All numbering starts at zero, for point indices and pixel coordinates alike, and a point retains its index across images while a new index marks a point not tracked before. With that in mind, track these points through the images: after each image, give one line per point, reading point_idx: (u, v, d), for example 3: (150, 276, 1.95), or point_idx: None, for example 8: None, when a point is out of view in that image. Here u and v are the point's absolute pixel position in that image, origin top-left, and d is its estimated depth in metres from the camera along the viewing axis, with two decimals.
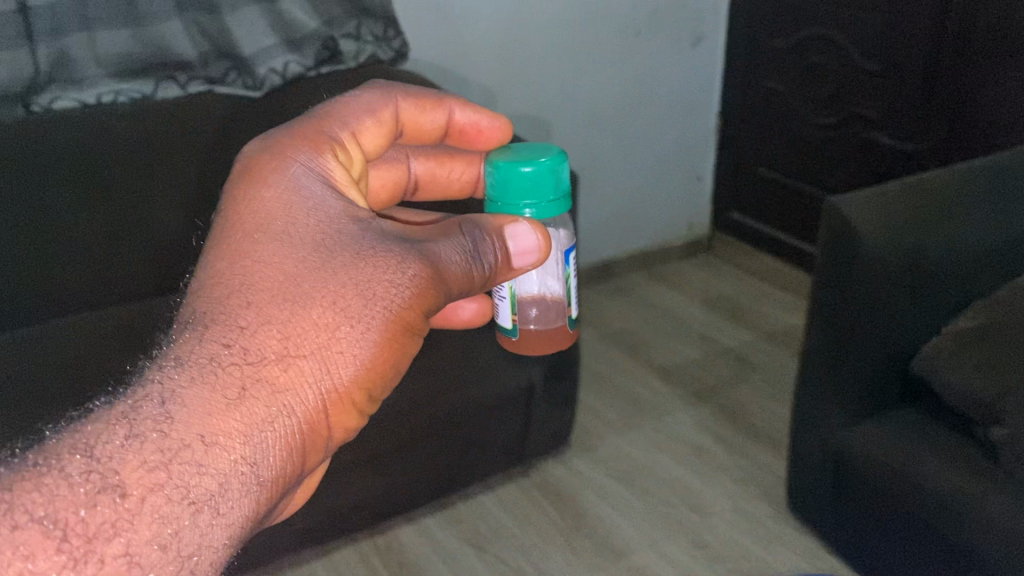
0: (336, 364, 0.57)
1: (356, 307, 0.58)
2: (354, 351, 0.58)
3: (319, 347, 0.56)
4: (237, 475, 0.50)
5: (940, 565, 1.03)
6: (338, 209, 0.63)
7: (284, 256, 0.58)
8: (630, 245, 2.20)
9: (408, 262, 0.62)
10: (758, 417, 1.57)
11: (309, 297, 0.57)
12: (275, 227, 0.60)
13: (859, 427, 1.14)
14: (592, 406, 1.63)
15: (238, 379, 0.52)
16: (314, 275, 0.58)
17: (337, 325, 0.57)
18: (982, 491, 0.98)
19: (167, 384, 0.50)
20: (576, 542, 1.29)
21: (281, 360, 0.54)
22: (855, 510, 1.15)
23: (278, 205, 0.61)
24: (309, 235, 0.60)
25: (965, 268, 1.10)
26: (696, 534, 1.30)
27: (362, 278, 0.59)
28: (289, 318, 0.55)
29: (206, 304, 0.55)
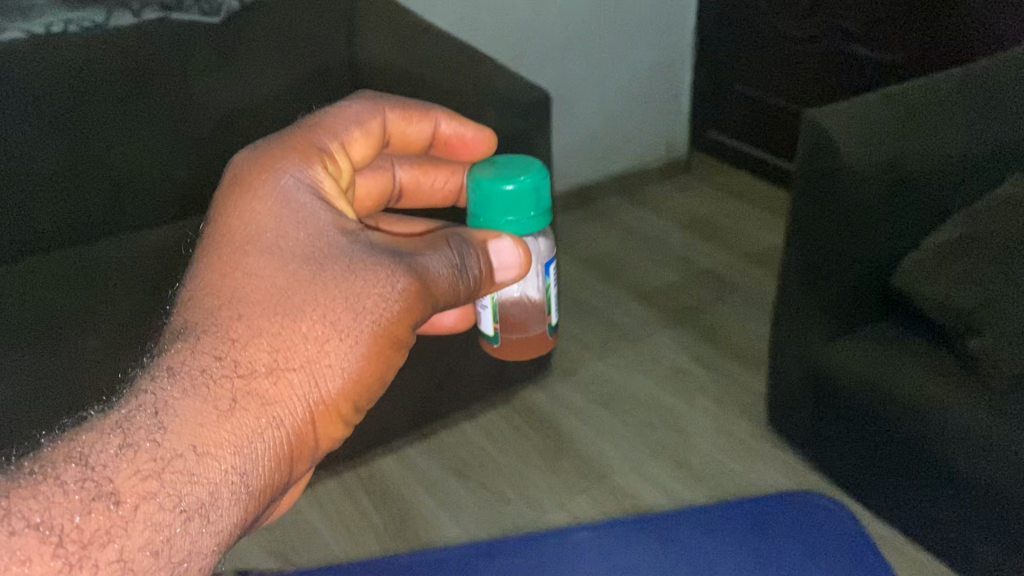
0: (324, 378, 0.52)
1: (345, 317, 0.54)
2: (342, 364, 0.54)
3: (308, 360, 0.52)
4: (227, 490, 0.46)
5: (929, 478, 1.03)
6: (329, 219, 0.58)
7: (273, 270, 0.53)
8: (610, 168, 2.16)
9: (399, 274, 0.57)
10: (739, 337, 1.57)
11: (299, 309, 0.52)
12: (264, 240, 0.55)
13: (838, 343, 1.14)
14: (572, 330, 1.62)
15: (230, 391, 0.48)
16: (304, 289, 0.53)
17: (327, 338, 0.53)
18: (967, 403, 0.98)
19: (161, 394, 0.46)
20: (560, 465, 1.30)
21: (271, 374, 0.50)
22: (836, 427, 1.16)
23: (271, 215, 0.57)
24: (300, 250, 0.55)
25: (948, 178, 1.08)
26: (678, 454, 1.31)
27: (351, 292, 0.55)
28: (279, 331, 0.51)
29: (198, 316, 0.51)
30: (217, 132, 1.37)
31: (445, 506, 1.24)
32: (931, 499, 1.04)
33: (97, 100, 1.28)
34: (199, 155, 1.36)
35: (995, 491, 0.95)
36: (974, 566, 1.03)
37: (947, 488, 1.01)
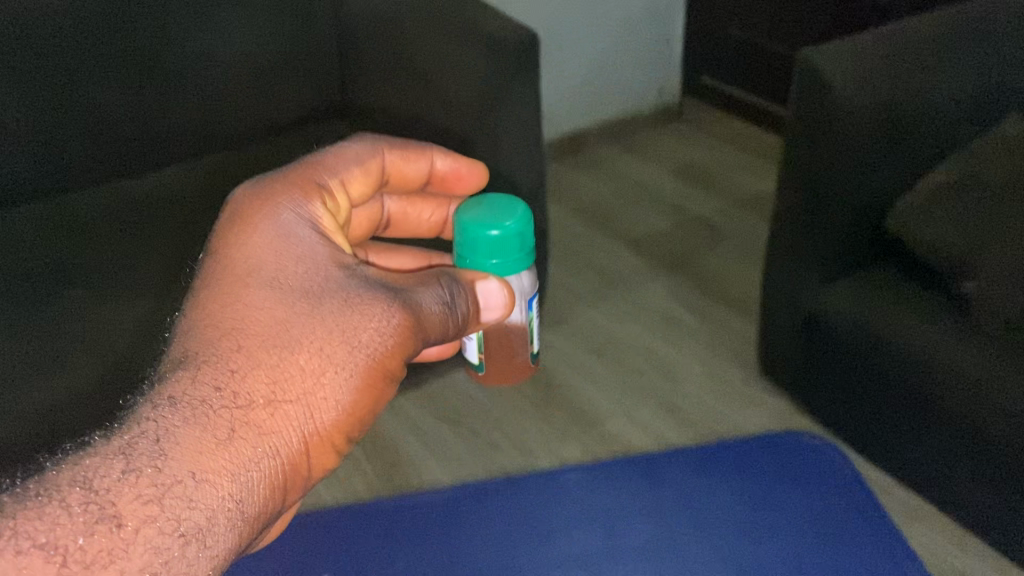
0: (319, 410, 0.54)
1: (342, 348, 0.55)
2: (338, 392, 0.55)
3: (304, 392, 0.53)
4: (225, 513, 0.47)
5: (922, 423, 1.03)
6: (325, 254, 0.59)
7: (274, 303, 0.55)
8: (601, 115, 2.13)
9: (394, 306, 0.59)
10: (729, 283, 1.57)
11: (297, 342, 0.54)
12: (265, 273, 0.57)
13: (831, 285, 1.13)
14: (562, 279, 1.61)
15: (231, 417, 0.49)
16: (304, 322, 0.55)
17: (322, 371, 0.54)
18: (961, 347, 0.98)
19: (162, 423, 0.47)
20: (550, 412, 1.29)
21: (269, 404, 0.51)
22: (827, 370, 1.15)
23: (272, 248, 0.58)
24: (298, 283, 0.57)
25: (943, 118, 1.06)
26: (667, 398, 1.31)
27: (347, 325, 0.56)
28: (278, 362, 0.53)
29: (198, 345, 0.52)
30: (195, 75, 1.32)
31: (436, 453, 1.24)
32: (922, 440, 1.04)
33: (74, 54, 1.23)
34: (177, 100, 1.32)
35: (989, 440, 0.95)
36: (959, 506, 1.04)
37: (940, 432, 1.01)
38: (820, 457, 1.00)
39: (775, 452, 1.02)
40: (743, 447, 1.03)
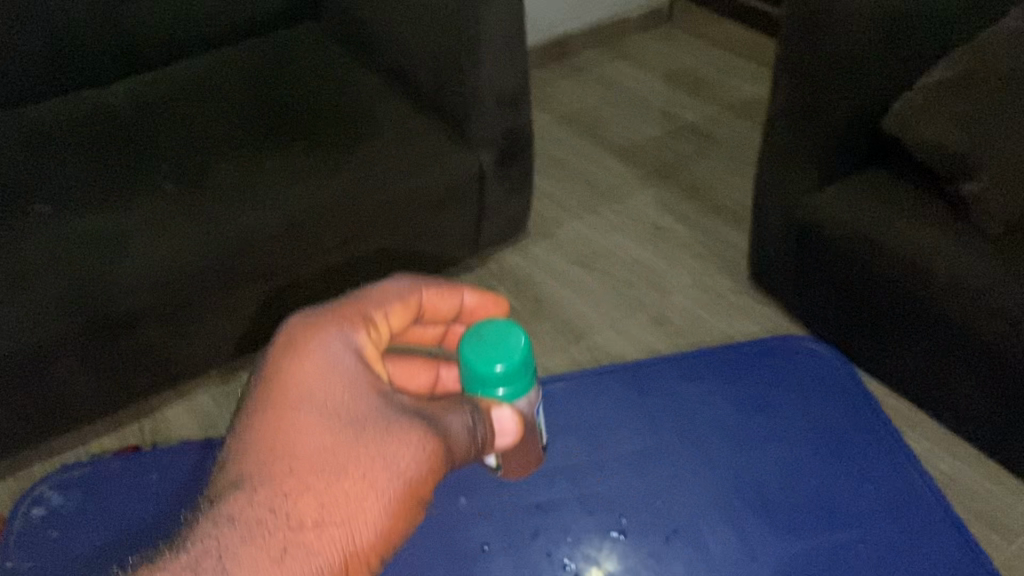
0: (359, 531, 0.49)
1: (379, 475, 0.50)
2: (371, 519, 0.49)
3: (348, 516, 0.49)
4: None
5: (917, 329, 1.00)
6: (370, 381, 0.54)
7: (317, 429, 0.51)
8: (586, 19, 2.04)
9: (430, 430, 0.53)
10: (720, 192, 1.53)
11: (342, 468, 0.50)
12: (309, 396, 0.52)
13: (826, 190, 1.08)
14: (548, 190, 1.55)
15: (286, 540, 0.47)
16: (346, 450, 0.50)
17: (364, 496, 0.49)
18: (966, 253, 0.95)
19: (222, 539, 0.46)
20: (538, 327, 1.26)
21: (319, 526, 0.48)
22: (819, 275, 1.11)
23: (319, 377, 0.53)
24: (339, 417, 0.51)
25: (945, 15, 1.01)
26: (656, 311, 1.28)
27: (387, 452, 0.51)
28: (324, 487, 0.49)
29: (253, 470, 0.49)
30: None
31: None
32: (917, 345, 1.02)
33: None
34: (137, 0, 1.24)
35: (987, 347, 0.93)
36: (954, 413, 1.03)
37: (936, 338, 0.99)
38: (816, 365, 0.93)
39: (770, 359, 0.95)
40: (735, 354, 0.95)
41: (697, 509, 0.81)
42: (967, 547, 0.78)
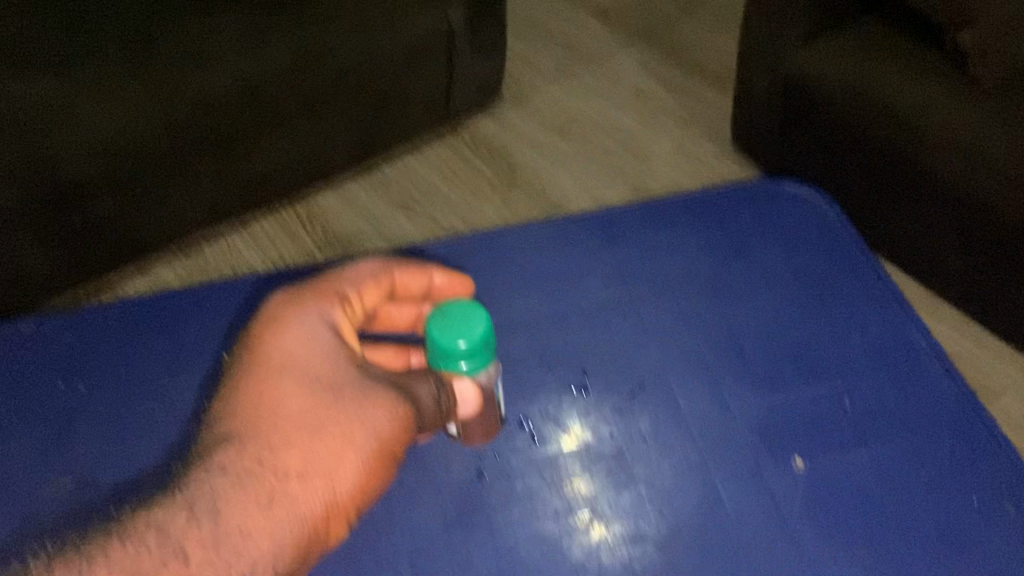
0: (337, 481, 0.50)
1: (357, 434, 0.51)
2: (348, 473, 0.51)
3: (328, 468, 0.50)
4: (271, 563, 0.47)
5: (908, 188, 0.96)
6: (349, 355, 0.56)
7: (298, 392, 0.52)
8: None
9: (400, 396, 0.54)
10: (705, 53, 1.45)
11: (321, 424, 0.51)
12: (291, 365, 0.53)
13: (815, 44, 1.01)
14: (524, 53, 1.46)
15: (275, 487, 0.49)
16: (324, 409, 0.52)
17: (341, 448, 0.51)
18: (959, 107, 0.90)
19: (213, 482, 0.49)
20: (513, 197, 1.21)
21: (304, 476, 0.50)
22: (807, 136, 1.05)
23: (301, 348, 0.55)
24: (319, 383, 0.53)
25: None
26: (636, 178, 1.23)
27: (361, 410, 0.52)
28: (304, 442, 0.50)
29: (242, 424, 0.51)
30: None
31: (392, 239, 1.15)
32: (907, 206, 0.97)
33: None
34: None
35: (979, 207, 0.89)
36: (942, 275, 0.99)
37: (926, 198, 0.94)
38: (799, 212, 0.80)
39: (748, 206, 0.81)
40: (704, 205, 0.81)
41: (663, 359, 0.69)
42: (964, 398, 0.67)
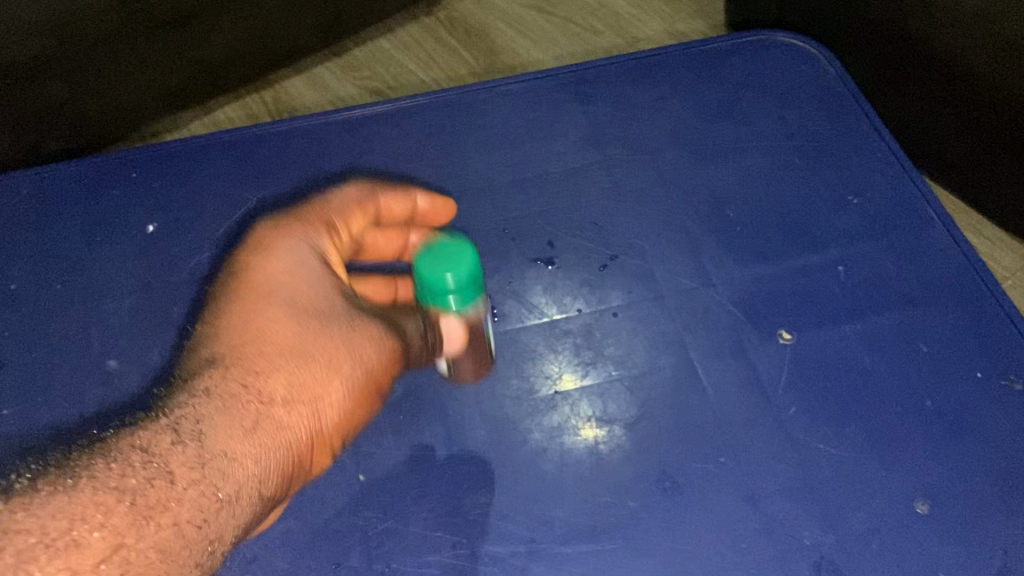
0: (322, 406, 0.29)
1: (361, 337, 0.30)
2: (338, 405, 0.29)
3: (317, 394, 0.29)
4: (250, 514, 0.26)
5: None
6: (330, 298, 0.31)
7: (282, 314, 0.29)
8: None
9: (390, 338, 0.31)
10: None
11: (317, 361, 0.29)
12: (274, 284, 0.30)
13: None
14: None
15: (252, 405, 0.27)
16: (311, 346, 0.29)
17: (332, 374, 0.29)
18: None
19: (207, 396, 0.27)
20: None
21: (285, 402, 0.28)
22: None
23: (277, 271, 0.30)
24: (295, 296, 0.30)
25: None
26: None
27: (353, 348, 0.30)
28: (279, 367, 0.28)
29: (220, 341, 0.29)
30: None
31: None
32: None
33: None
34: None
35: None
36: None
37: None
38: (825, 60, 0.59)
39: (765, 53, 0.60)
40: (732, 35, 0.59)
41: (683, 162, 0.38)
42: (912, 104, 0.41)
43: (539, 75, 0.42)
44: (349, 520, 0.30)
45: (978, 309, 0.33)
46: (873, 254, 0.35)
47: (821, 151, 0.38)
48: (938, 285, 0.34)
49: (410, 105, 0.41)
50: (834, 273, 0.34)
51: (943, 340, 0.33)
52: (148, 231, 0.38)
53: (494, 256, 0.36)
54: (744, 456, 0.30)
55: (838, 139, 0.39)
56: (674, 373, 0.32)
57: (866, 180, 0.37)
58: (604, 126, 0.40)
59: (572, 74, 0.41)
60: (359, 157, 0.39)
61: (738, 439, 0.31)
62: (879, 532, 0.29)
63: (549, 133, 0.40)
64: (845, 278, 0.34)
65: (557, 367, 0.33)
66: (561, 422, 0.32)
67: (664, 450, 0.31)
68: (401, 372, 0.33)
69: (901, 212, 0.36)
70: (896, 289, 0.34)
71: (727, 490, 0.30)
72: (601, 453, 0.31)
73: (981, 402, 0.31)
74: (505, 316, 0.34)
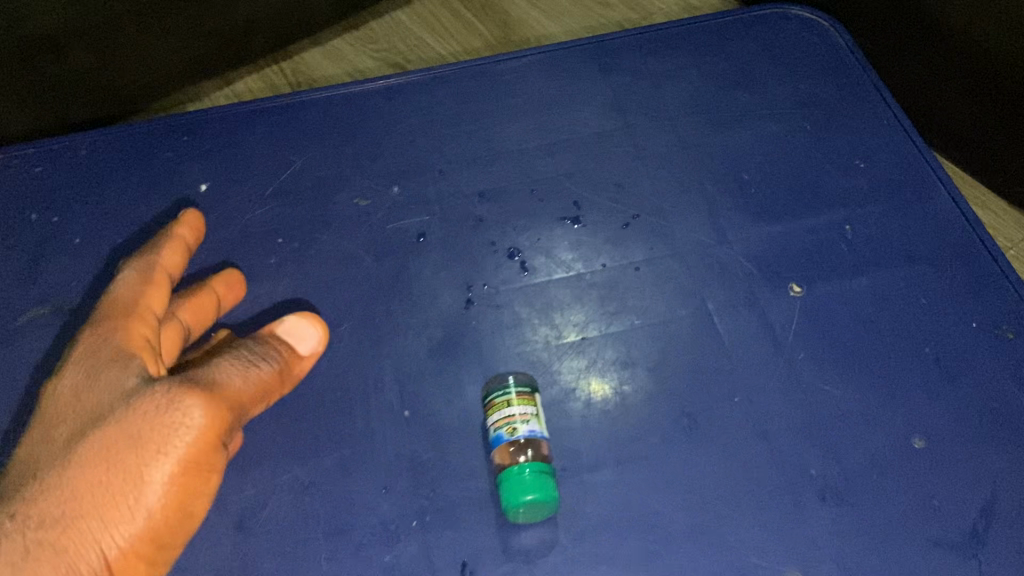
0: (121, 502, 0.25)
1: (147, 405, 0.26)
2: (154, 479, 0.25)
3: (112, 499, 0.25)
4: None
5: None
6: (115, 387, 0.27)
7: (57, 456, 0.26)
8: None
9: (170, 417, 0.25)
10: None
11: (100, 475, 0.25)
12: (60, 431, 0.27)
13: None
14: None
15: (26, 545, 0.24)
16: (88, 466, 0.25)
17: (123, 462, 0.25)
18: None
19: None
20: None
21: (60, 521, 0.24)
22: None
23: (69, 399, 0.28)
24: (77, 406, 0.27)
25: None
26: None
27: (138, 429, 0.25)
28: (67, 488, 0.25)
29: (26, 471, 0.26)
30: None
31: None
32: None
33: None
34: None
35: None
36: None
37: None
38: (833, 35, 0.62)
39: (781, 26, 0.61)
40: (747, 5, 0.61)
41: (697, 127, 0.40)
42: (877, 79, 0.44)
43: (564, 45, 0.44)
44: (395, 454, 0.32)
45: (975, 264, 0.36)
46: (878, 214, 0.37)
47: (832, 119, 0.40)
48: (941, 242, 0.36)
49: (441, 74, 0.43)
50: (842, 231, 0.37)
51: (944, 294, 0.35)
52: (200, 190, 0.40)
53: (523, 214, 0.38)
54: (757, 397, 0.33)
55: (847, 107, 0.41)
56: (691, 322, 0.35)
57: (872, 146, 0.39)
58: (626, 94, 0.42)
59: (594, 44, 0.44)
60: (394, 123, 0.41)
61: (750, 382, 0.33)
62: (879, 465, 0.31)
63: (574, 100, 0.42)
64: (851, 238, 0.37)
65: (583, 316, 0.35)
66: (586, 367, 0.34)
67: (682, 392, 0.33)
68: (438, 320, 0.36)
69: (904, 175, 0.38)
70: (899, 247, 0.36)
71: (741, 425, 0.32)
72: (625, 394, 0.33)
73: (977, 350, 0.34)
74: (534, 270, 0.37)
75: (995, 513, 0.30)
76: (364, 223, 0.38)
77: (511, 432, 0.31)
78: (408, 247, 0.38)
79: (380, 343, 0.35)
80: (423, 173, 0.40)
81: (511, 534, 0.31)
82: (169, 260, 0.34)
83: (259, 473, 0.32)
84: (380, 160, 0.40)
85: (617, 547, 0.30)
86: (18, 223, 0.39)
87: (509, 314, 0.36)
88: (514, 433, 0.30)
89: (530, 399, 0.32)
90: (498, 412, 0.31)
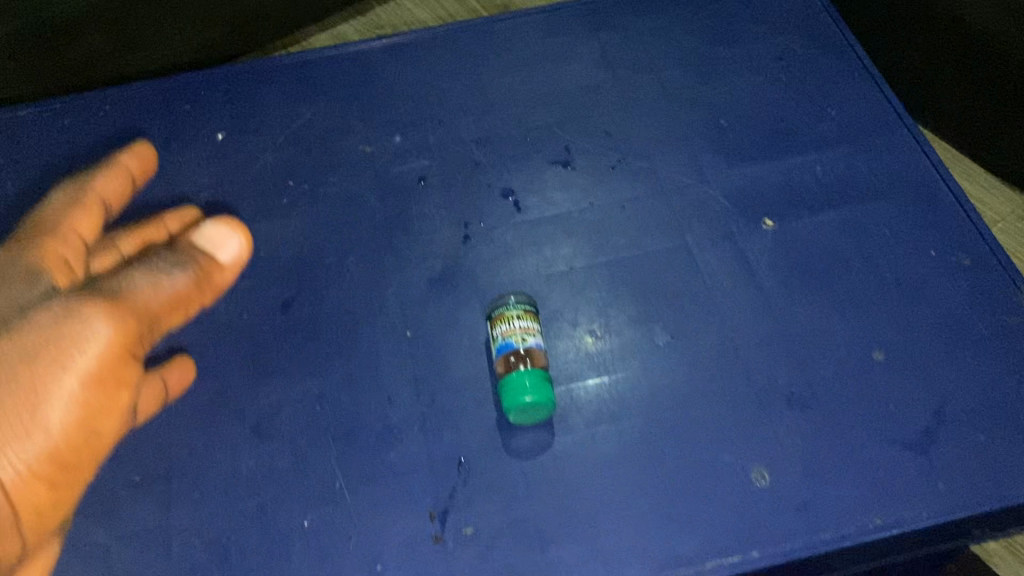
0: (48, 376, 0.33)
1: (61, 312, 0.35)
2: (60, 391, 0.33)
3: (46, 381, 0.33)
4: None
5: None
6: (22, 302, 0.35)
7: None
8: None
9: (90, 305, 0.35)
10: None
11: (37, 352, 0.34)
12: None
13: None
14: None
15: None
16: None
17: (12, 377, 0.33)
18: None
19: None
20: None
21: None
22: None
23: None
24: None
25: None
26: None
27: (55, 327, 0.34)
28: None
29: None
30: None
31: None
32: None
33: None
34: None
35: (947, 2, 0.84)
36: None
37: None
38: None
39: None
40: None
41: (682, 78, 0.43)
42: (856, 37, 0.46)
43: (558, 6, 0.46)
44: (399, 370, 0.36)
45: (936, 201, 0.38)
46: (848, 155, 0.40)
47: (808, 70, 0.43)
48: (906, 180, 0.39)
49: (442, 32, 0.45)
50: (813, 171, 0.39)
51: (905, 227, 0.38)
52: (217, 138, 0.43)
53: (517, 159, 0.41)
54: (730, 319, 0.36)
55: (823, 61, 0.43)
56: (671, 253, 0.38)
57: (845, 97, 0.42)
58: (616, 49, 0.44)
59: (587, 4, 0.46)
60: (398, 77, 0.44)
61: (725, 305, 0.36)
62: (841, 376, 0.34)
63: (565, 56, 0.44)
64: (823, 176, 0.39)
65: (572, 248, 0.38)
66: (574, 293, 0.37)
67: (661, 313, 0.36)
68: (438, 254, 0.38)
69: (875, 122, 0.41)
70: (866, 185, 0.39)
71: (714, 342, 0.35)
72: (609, 316, 0.36)
73: (933, 276, 0.36)
74: (528, 209, 0.39)
75: (944, 416, 0.33)
76: (368, 167, 0.41)
77: (522, 341, 0.33)
78: (410, 188, 0.40)
79: (385, 274, 0.38)
80: (424, 121, 0.42)
81: (504, 437, 0.34)
82: (106, 189, 0.40)
83: (274, 386, 0.36)
84: (385, 110, 0.43)
85: (600, 448, 0.33)
86: (46, 170, 0.42)
87: (503, 248, 0.38)
88: (526, 342, 0.33)
89: (534, 316, 0.35)
90: (508, 323, 0.34)
